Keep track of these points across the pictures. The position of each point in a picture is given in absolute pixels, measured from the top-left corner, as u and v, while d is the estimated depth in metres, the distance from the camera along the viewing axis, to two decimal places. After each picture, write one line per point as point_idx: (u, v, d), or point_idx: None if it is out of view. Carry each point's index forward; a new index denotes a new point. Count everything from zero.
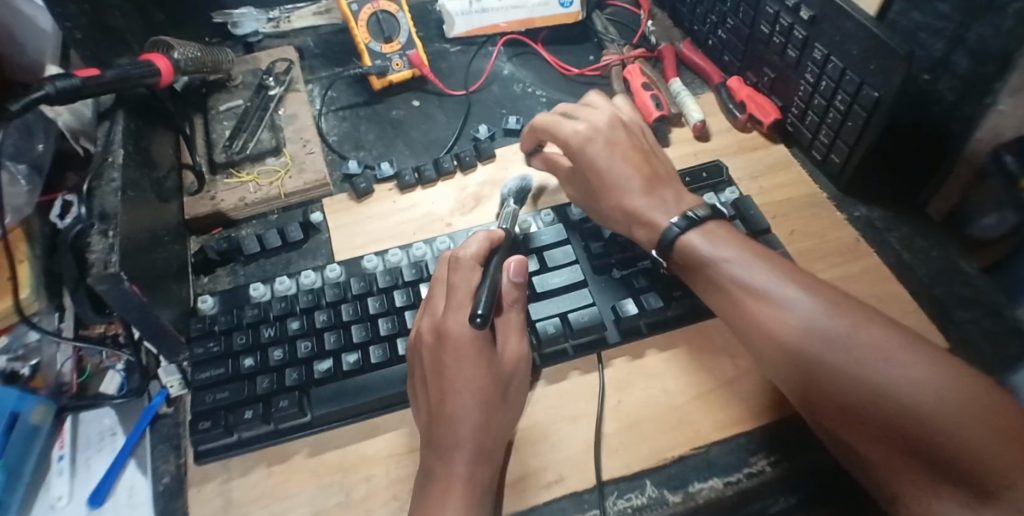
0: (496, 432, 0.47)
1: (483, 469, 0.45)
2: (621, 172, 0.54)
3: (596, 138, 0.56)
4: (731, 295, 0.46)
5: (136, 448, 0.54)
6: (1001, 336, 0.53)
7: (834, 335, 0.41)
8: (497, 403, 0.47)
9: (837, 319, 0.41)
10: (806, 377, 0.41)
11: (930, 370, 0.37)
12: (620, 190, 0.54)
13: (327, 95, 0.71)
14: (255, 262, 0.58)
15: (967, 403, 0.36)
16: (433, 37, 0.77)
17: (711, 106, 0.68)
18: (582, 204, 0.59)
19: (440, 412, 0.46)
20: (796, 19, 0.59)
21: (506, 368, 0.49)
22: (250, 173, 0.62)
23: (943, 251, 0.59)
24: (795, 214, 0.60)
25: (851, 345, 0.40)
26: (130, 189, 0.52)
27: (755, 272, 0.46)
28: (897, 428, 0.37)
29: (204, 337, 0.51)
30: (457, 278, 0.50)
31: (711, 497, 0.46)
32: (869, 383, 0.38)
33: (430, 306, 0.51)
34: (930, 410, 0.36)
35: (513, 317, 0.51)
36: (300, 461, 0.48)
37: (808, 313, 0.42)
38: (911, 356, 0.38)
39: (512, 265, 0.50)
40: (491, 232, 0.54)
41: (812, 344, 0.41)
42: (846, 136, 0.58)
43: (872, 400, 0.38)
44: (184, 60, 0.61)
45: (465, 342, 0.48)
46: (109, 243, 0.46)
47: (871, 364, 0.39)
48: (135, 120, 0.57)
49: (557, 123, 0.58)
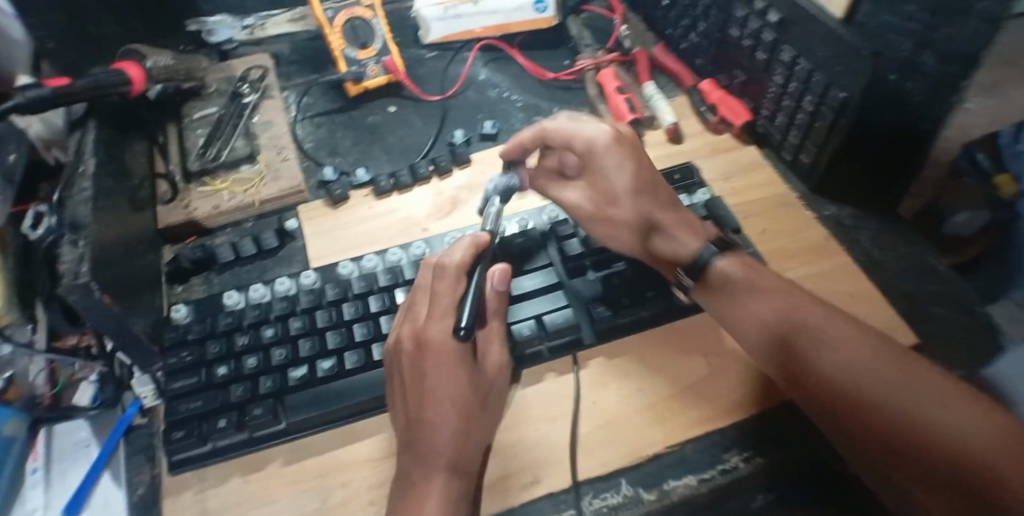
0: (474, 439, 0.47)
1: (460, 476, 0.45)
2: (647, 179, 0.56)
3: (623, 143, 0.57)
4: (747, 315, 0.49)
5: (110, 459, 0.54)
6: (970, 330, 0.54)
7: (877, 374, 0.42)
8: (476, 411, 0.47)
9: (848, 338, 0.44)
10: (822, 392, 0.43)
11: (976, 411, 0.38)
12: (643, 198, 0.56)
13: (303, 101, 0.71)
14: (230, 270, 0.58)
15: (985, 421, 0.37)
16: (410, 43, 0.77)
17: (684, 109, 0.69)
18: (589, 214, 0.58)
19: (419, 420, 0.46)
20: (765, 22, 0.60)
21: (487, 376, 0.49)
22: (225, 181, 0.62)
23: (913, 247, 0.60)
24: (767, 213, 0.60)
25: (863, 364, 0.42)
26: (102, 198, 0.51)
27: (787, 310, 0.47)
28: (914, 443, 0.39)
29: (178, 346, 0.51)
30: (442, 285, 0.49)
31: (685, 494, 0.47)
32: (883, 398, 0.41)
33: (410, 313, 0.50)
34: (939, 424, 0.38)
35: (495, 327, 0.51)
36: (276, 469, 0.48)
37: (850, 352, 0.43)
38: (921, 374, 0.41)
39: (496, 273, 0.51)
40: (477, 236, 0.53)
41: (857, 383, 0.42)
42: (815, 136, 0.60)
43: (887, 414, 0.40)
44: (155, 69, 0.62)
45: (446, 350, 0.47)
46: (80, 253, 0.46)
47: (915, 403, 0.39)
48: (108, 129, 0.56)
49: (580, 124, 0.57)
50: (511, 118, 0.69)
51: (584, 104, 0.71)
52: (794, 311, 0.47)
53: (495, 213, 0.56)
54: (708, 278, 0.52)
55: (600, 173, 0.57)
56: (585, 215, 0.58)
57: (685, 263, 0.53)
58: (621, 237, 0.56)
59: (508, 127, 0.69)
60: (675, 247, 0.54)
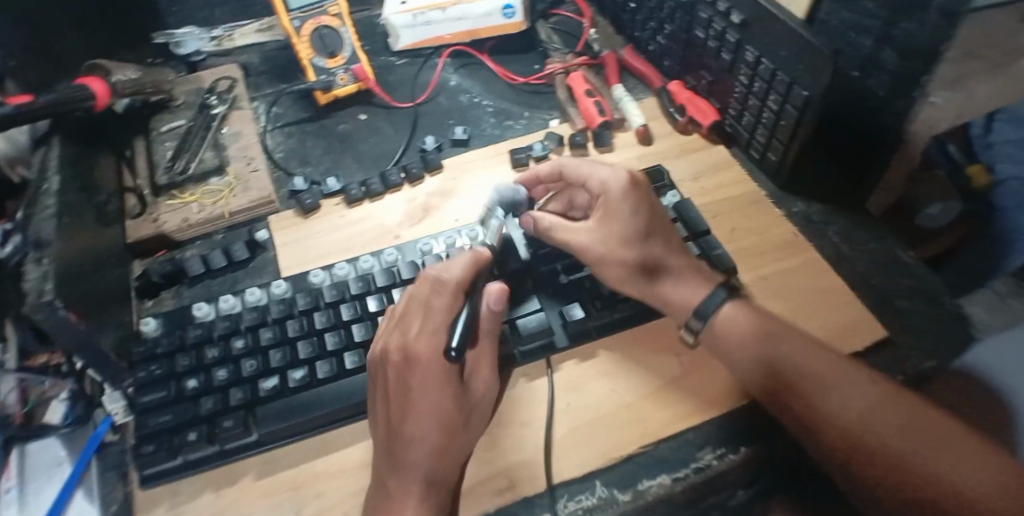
0: (453, 453, 0.46)
1: (435, 491, 0.45)
2: (659, 226, 0.55)
3: (639, 189, 0.55)
4: (739, 349, 0.50)
5: (82, 476, 0.52)
6: (940, 320, 0.55)
7: (887, 424, 0.43)
8: (457, 427, 0.47)
9: (839, 377, 0.46)
10: (819, 432, 0.45)
11: (963, 452, 0.41)
12: (655, 245, 0.54)
13: (272, 111, 0.71)
14: (200, 283, 0.58)
15: (972, 461, 0.41)
16: (380, 51, 0.78)
17: (654, 111, 0.70)
18: (599, 257, 0.54)
19: (399, 432, 0.45)
20: (728, 23, 0.60)
21: (472, 394, 0.49)
22: (194, 194, 0.61)
23: (881, 240, 0.60)
24: (736, 212, 0.61)
25: (857, 407, 0.45)
26: (67, 214, 0.50)
27: (787, 353, 0.48)
28: (912, 487, 0.41)
29: (148, 360, 0.51)
30: (438, 301, 0.49)
31: (660, 493, 0.47)
32: (879, 441, 0.43)
33: (402, 324, 0.49)
34: (934, 468, 0.41)
35: (486, 347, 0.50)
36: (249, 483, 0.47)
37: (861, 397, 0.45)
38: (909, 414, 0.43)
39: (492, 292, 0.50)
40: (477, 252, 0.52)
41: (858, 427, 0.44)
42: (780, 135, 0.60)
43: (886, 459, 0.43)
44: (122, 82, 0.61)
45: (434, 366, 0.47)
46: (43, 271, 0.45)
47: (926, 454, 0.42)
48: (72, 145, 0.55)
49: (597, 166, 0.56)
50: (482, 123, 0.70)
51: (554, 108, 0.71)
52: (797, 350, 0.48)
53: (496, 228, 0.56)
54: (712, 322, 0.52)
55: (613, 215, 0.55)
56: (595, 258, 0.54)
57: (693, 308, 0.52)
58: (632, 283, 0.54)
59: (479, 133, 0.69)
60: (683, 295, 0.53)
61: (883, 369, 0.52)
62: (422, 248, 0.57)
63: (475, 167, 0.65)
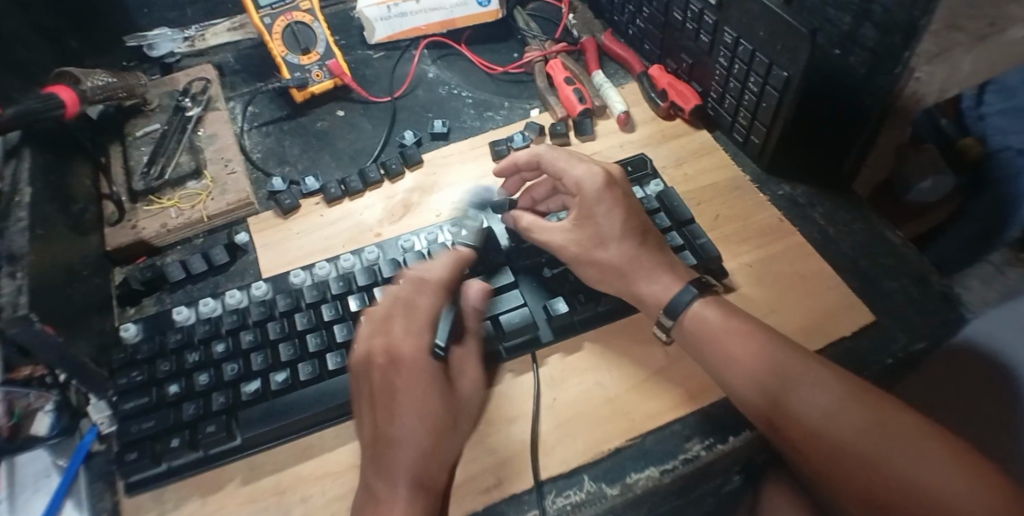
0: (441, 456, 0.46)
1: (425, 494, 0.44)
2: (637, 225, 0.54)
3: (614, 184, 0.54)
4: (714, 347, 0.49)
5: (71, 486, 0.51)
6: (928, 301, 0.54)
7: (858, 423, 0.43)
8: (446, 430, 0.46)
9: (811, 376, 0.46)
10: (794, 432, 0.45)
11: (937, 451, 0.41)
12: (636, 242, 0.53)
13: (248, 111, 0.70)
14: (181, 288, 0.57)
15: (948, 461, 0.40)
16: (356, 45, 0.77)
17: (636, 96, 0.69)
18: (575, 256, 0.53)
19: (385, 434, 0.45)
20: (705, 4, 0.60)
21: (459, 395, 0.49)
22: (172, 198, 0.61)
23: (868, 220, 0.60)
24: (719, 198, 0.61)
25: (831, 407, 0.44)
26: (40, 227, 0.50)
27: (760, 351, 0.48)
28: (887, 487, 0.41)
29: (128, 367, 0.51)
30: (422, 301, 0.49)
31: (648, 486, 0.47)
32: (850, 440, 0.43)
33: (384, 325, 0.49)
34: (910, 470, 0.41)
35: (471, 347, 0.51)
36: (234, 489, 0.47)
37: (832, 397, 0.44)
38: (882, 413, 0.43)
39: (474, 291, 0.52)
40: (458, 252, 0.53)
41: (831, 426, 0.43)
42: (762, 117, 0.59)
43: (860, 460, 0.42)
44: (92, 89, 0.59)
45: (419, 367, 0.47)
46: (17, 285, 0.44)
47: (900, 455, 0.41)
48: (43, 155, 0.55)
49: (573, 163, 0.55)
50: (462, 115, 0.69)
51: (534, 96, 0.71)
52: (778, 359, 0.47)
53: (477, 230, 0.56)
54: (684, 322, 0.51)
55: (589, 215, 0.54)
56: (572, 256, 0.54)
57: (664, 304, 0.52)
58: (607, 281, 0.53)
59: (459, 125, 0.68)
60: (656, 292, 0.52)
61: (868, 352, 0.51)
62: (404, 246, 0.57)
63: (456, 161, 0.64)
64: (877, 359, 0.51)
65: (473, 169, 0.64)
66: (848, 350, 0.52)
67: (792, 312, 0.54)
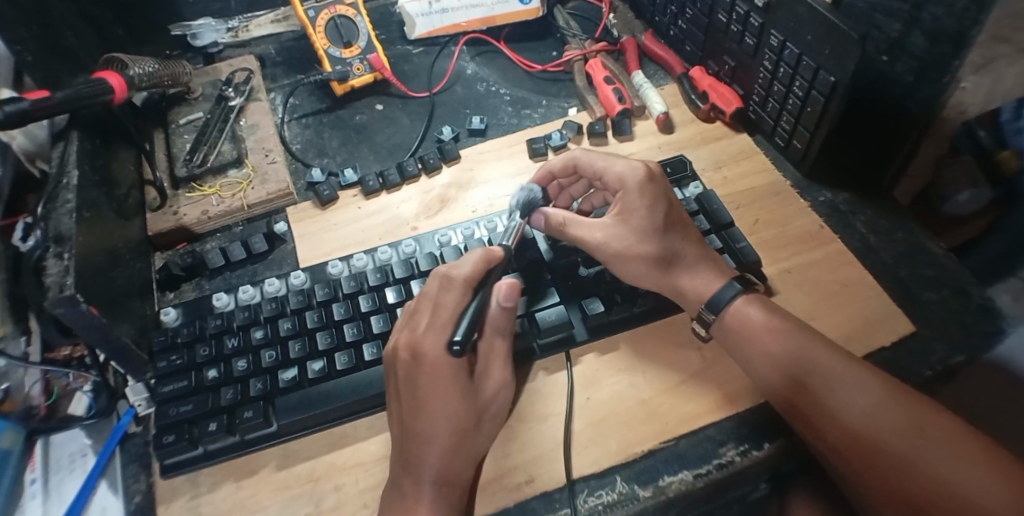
0: (467, 453, 0.46)
1: (450, 491, 0.44)
2: (678, 219, 0.53)
3: (656, 181, 0.54)
4: (746, 343, 0.49)
5: (106, 468, 0.52)
6: (972, 314, 0.52)
7: (893, 424, 0.43)
8: (470, 427, 0.46)
9: (847, 374, 0.45)
10: (823, 428, 0.44)
11: (970, 457, 0.41)
12: (675, 239, 0.53)
13: (289, 103, 0.71)
14: (220, 275, 0.58)
15: (979, 467, 0.40)
16: (395, 40, 0.77)
17: (674, 98, 0.69)
18: (617, 251, 0.53)
19: (413, 429, 0.45)
20: (751, 7, 0.59)
21: (484, 394, 0.48)
22: (213, 186, 0.62)
23: (912, 229, 0.58)
24: (757, 203, 0.60)
25: (867, 407, 0.44)
26: (86, 209, 0.51)
27: (799, 349, 0.47)
28: (917, 489, 0.41)
29: (168, 350, 0.51)
30: (446, 297, 0.47)
31: (681, 490, 0.46)
32: (882, 441, 0.43)
33: (411, 321, 0.48)
34: (940, 474, 0.40)
35: (497, 344, 0.49)
36: (268, 474, 0.48)
37: (867, 397, 0.44)
38: (913, 414, 0.43)
39: (502, 289, 0.48)
40: (489, 250, 0.50)
41: (864, 426, 0.43)
42: (806, 122, 0.59)
43: (891, 461, 0.42)
44: (139, 75, 0.60)
45: (440, 365, 0.45)
46: (64, 266, 0.45)
47: (931, 458, 0.41)
48: (90, 140, 0.55)
49: (613, 160, 0.55)
50: (500, 112, 0.69)
51: (572, 96, 0.71)
52: (811, 357, 0.47)
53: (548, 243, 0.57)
54: (725, 317, 0.51)
55: (630, 209, 0.53)
56: (611, 254, 0.53)
57: (705, 300, 0.51)
58: (647, 276, 0.53)
59: (496, 122, 0.68)
60: (698, 287, 0.52)
61: (907, 362, 0.50)
62: (441, 240, 0.57)
63: (491, 158, 0.64)
64: (917, 369, 0.50)
65: (514, 163, 0.64)
66: (889, 361, 0.51)
67: (829, 318, 0.53)
